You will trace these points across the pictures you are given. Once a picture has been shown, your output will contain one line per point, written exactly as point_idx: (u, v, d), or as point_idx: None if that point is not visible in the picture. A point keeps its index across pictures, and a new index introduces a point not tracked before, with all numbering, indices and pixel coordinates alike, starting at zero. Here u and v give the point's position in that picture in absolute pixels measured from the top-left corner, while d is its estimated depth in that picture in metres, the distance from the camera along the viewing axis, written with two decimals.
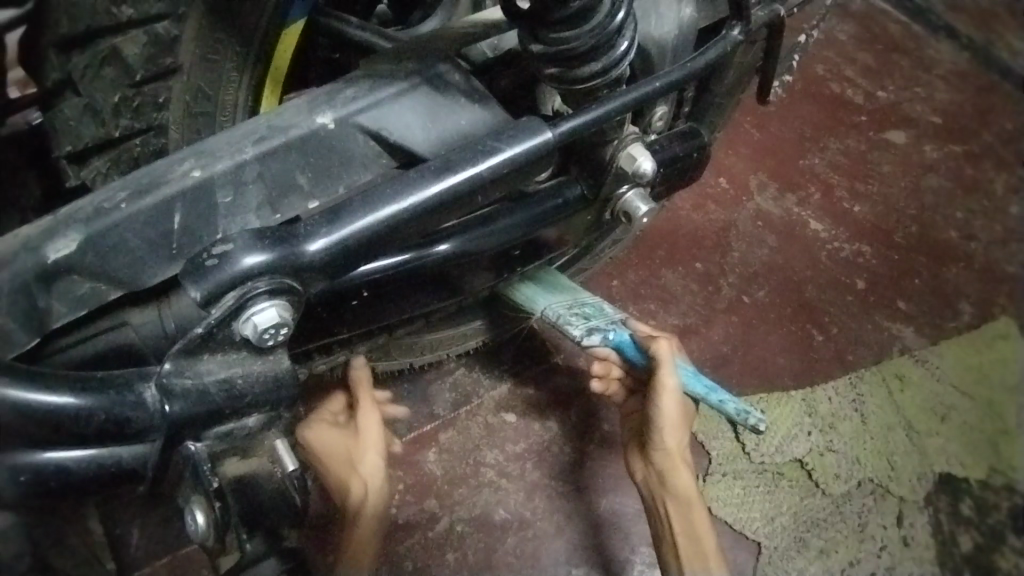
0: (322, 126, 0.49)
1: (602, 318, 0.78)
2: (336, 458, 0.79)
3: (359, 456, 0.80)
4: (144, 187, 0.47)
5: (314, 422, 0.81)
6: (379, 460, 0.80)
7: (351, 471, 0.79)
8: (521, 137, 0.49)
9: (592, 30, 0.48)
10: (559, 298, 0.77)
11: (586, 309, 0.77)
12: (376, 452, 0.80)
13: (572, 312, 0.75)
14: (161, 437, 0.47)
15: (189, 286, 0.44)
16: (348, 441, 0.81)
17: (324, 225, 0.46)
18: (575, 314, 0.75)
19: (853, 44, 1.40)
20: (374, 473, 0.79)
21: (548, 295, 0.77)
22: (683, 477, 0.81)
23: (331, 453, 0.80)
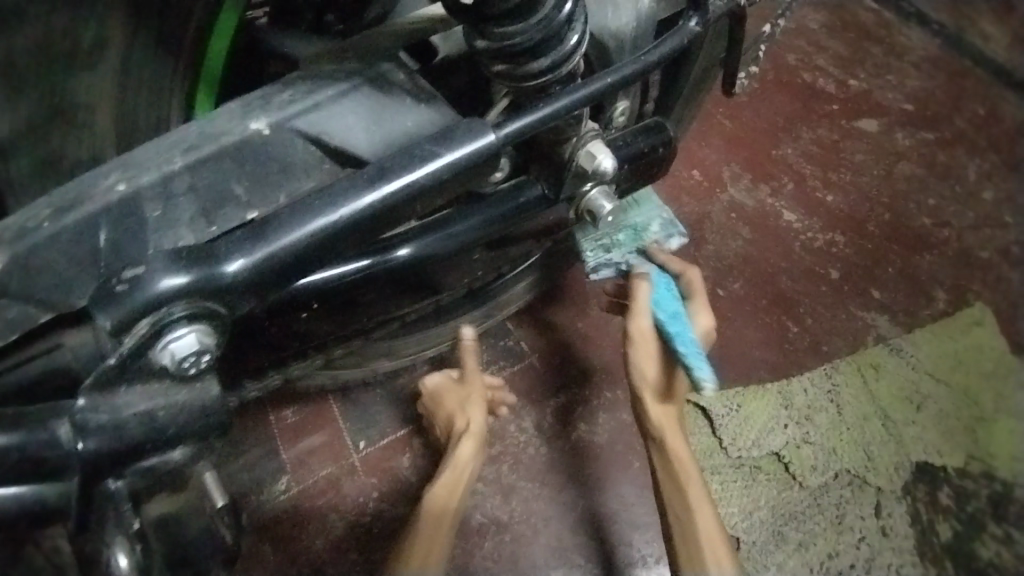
0: (256, 132, 0.46)
1: (628, 247, 0.83)
2: (440, 406, 0.88)
3: (461, 401, 0.87)
4: (68, 203, 0.44)
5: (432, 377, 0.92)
6: (478, 406, 0.87)
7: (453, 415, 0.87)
8: (463, 139, 0.47)
9: (538, 24, 0.46)
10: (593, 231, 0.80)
11: (620, 238, 0.82)
12: (477, 401, 0.87)
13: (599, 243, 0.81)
14: (78, 476, 0.44)
15: (98, 314, 0.41)
16: (455, 390, 0.89)
17: (247, 242, 0.44)
18: (598, 242, 0.80)
19: (824, 32, 1.39)
20: (473, 417, 0.86)
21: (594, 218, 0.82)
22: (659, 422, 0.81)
23: (440, 399, 0.89)
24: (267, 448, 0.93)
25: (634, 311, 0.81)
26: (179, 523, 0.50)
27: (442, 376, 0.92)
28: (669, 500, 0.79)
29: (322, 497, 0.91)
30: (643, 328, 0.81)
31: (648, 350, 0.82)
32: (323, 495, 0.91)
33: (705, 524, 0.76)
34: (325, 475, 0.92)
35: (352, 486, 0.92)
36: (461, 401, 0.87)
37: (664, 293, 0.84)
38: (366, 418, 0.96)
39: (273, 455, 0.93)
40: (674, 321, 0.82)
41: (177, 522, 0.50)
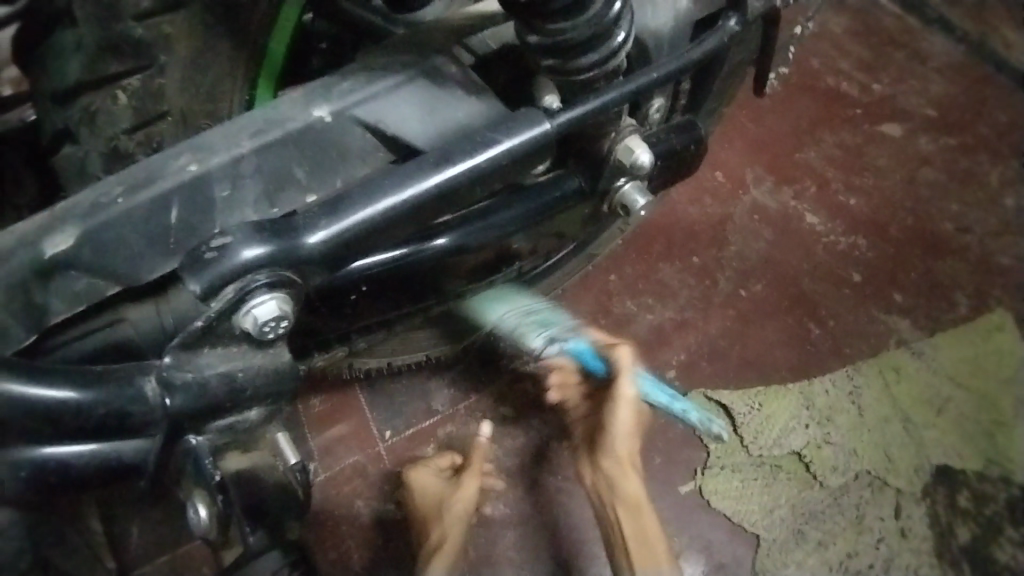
0: (319, 120, 0.49)
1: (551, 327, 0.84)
2: (425, 506, 0.86)
3: (447, 509, 0.84)
4: (140, 182, 0.47)
5: (422, 466, 0.89)
6: (460, 518, 0.83)
7: (434, 523, 0.84)
8: (519, 128, 0.49)
9: (589, 21, 0.48)
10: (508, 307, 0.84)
11: (535, 320, 0.85)
12: (463, 509, 0.84)
13: (526, 318, 0.84)
14: (162, 430, 0.47)
15: (189, 280, 0.43)
16: (443, 493, 0.86)
17: (323, 216, 0.46)
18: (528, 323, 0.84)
19: (847, 37, 1.40)
20: (452, 528, 0.83)
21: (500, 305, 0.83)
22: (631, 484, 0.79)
23: (423, 499, 0.86)
24: (296, 434, 0.96)
25: (625, 375, 0.78)
26: (255, 478, 0.52)
27: (431, 470, 0.89)
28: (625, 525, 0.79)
29: (348, 485, 0.93)
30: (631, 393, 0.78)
31: (629, 413, 0.79)
32: (349, 483, 0.94)
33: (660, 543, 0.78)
34: (352, 463, 0.95)
35: (378, 475, 0.94)
36: (444, 509, 0.84)
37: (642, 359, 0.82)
38: (393, 408, 0.98)
39: (302, 441, 0.95)
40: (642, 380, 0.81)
41: (253, 477, 0.53)
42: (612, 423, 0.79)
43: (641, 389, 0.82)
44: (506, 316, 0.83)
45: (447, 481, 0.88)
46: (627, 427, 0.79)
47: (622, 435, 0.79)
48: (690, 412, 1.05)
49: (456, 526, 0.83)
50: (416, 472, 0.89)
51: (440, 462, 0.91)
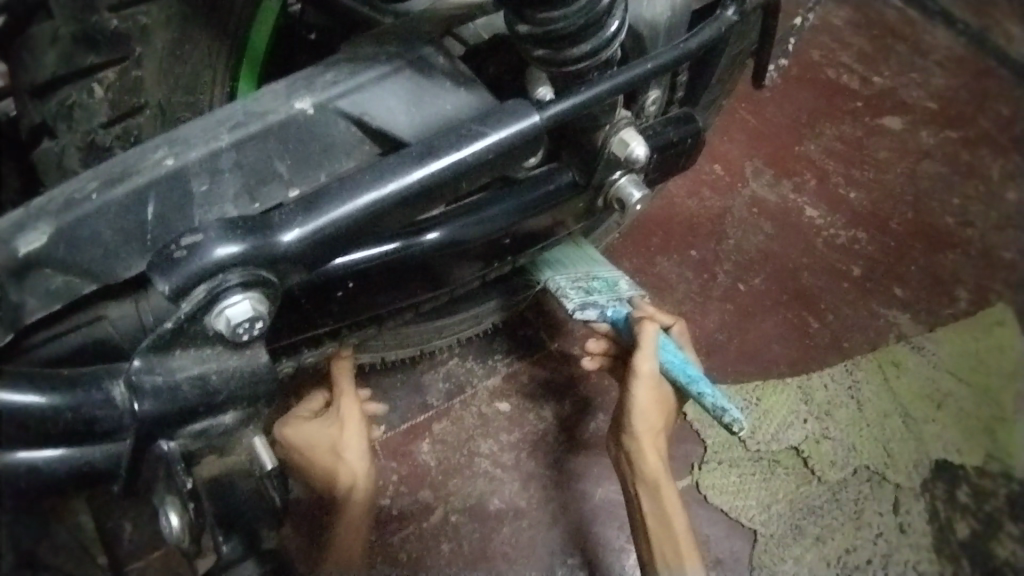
0: (301, 111, 0.47)
1: (607, 294, 0.79)
2: (315, 454, 0.80)
3: (345, 447, 0.81)
4: (116, 176, 0.45)
5: (291, 420, 0.82)
6: (361, 449, 0.82)
7: (337, 465, 0.81)
8: (505, 121, 0.48)
9: (580, 11, 0.46)
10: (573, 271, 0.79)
11: (594, 285, 0.79)
12: (357, 442, 0.81)
13: (575, 286, 0.77)
14: (132, 436, 0.46)
15: (157, 280, 0.42)
16: (329, 434, 0.81)
17: (301, 214, 0.45)
18: (576, 287, 0.77)
19: (849, 29, 1.38)
20: (358, 462, 0.81)
21: (562, 267, 0.80)
22: (650, 463, 0.80)
23: (309, 449, 0.80)
24: None
25: (641, 351, 0.76)
26: (228, 484, 0.52)
27: (303, 418, 0.83)
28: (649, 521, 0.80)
29: None
30: (650, 371, 0.76)
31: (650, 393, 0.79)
32: None
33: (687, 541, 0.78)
34: None
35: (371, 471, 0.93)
36: (341, 448, 0.81)
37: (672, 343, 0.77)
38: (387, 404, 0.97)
39: None
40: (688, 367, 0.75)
41: (228, 484, 0.52)
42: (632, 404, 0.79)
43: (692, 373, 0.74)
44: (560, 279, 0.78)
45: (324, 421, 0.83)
46: (652, 410, 0.80)
47: (645, 422, 0.80)
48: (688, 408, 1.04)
49: (362, 461, 0.81)
50: (286, 428, 0.82)
51: (307, 406, 0.84)
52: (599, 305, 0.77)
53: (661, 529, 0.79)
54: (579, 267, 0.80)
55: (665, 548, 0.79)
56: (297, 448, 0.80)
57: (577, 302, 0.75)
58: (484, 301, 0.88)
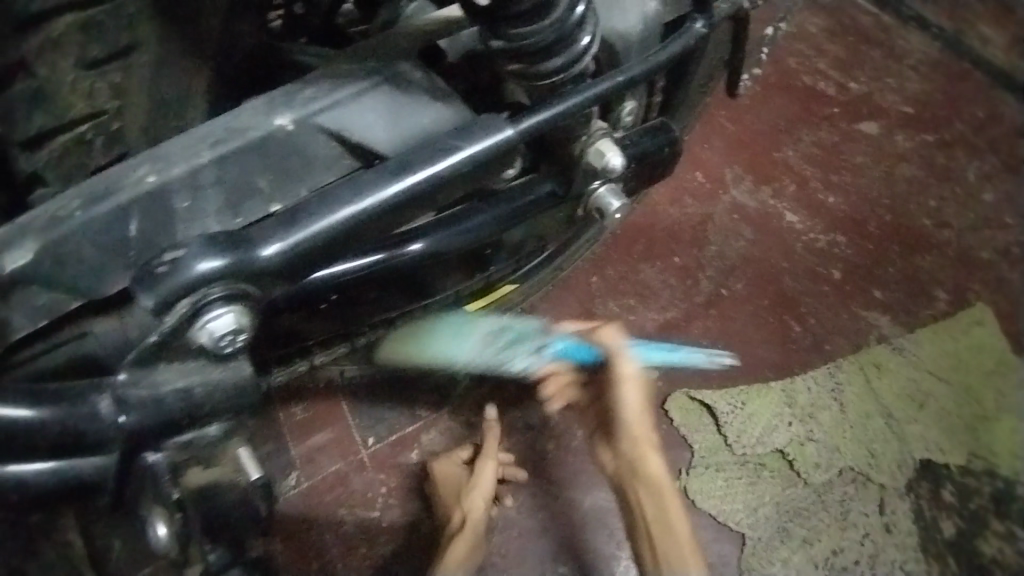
0: (281, 128, 0.48)
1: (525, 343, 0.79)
2: (445, 490, 0.89)
3: (464, 495, 0.87)
4: (98, 194, 0.46)
5: (443, 457, 0.93)
6: (479, 504, 0.86)
7: (453, 507, 0.87)
8: (481, 134, 0.49)
9: (552, 24, 0.47)
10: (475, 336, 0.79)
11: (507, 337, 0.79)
12: (481, 495, 0.87)
13: (500, 346, 0.79)
14: (118, 448, 0.47)
15: (140, 295, 0.42)
16: (464, 481, 0.90)
17: (280, 228, 0.46)
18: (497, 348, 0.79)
19: (824, 36, 1.41)
20: (472, 512, 0.86)
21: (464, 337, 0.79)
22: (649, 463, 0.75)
23: (442, 486, 0.90)
24: (275, 445, 0.95)
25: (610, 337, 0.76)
26: (214, 493, 0.51)
27: (451, 459, 0.92)
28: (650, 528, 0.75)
29: (330, 494, 0.92)
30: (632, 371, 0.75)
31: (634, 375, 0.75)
32: (332, 491, 0.93)
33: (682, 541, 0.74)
34: (335, 470, 0.94)
35: (360, 484, 0.93)
36: (463, 495, 0.87)
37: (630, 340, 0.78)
38: (376, 416, 0.97)
39: (282, 451, 0.94)
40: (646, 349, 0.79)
41: (212, 491, 0.51)
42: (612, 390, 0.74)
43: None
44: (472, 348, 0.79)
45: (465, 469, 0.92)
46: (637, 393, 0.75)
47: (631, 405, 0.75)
48: (673, 411, 1.05)
49: (476, 512, 0.86)
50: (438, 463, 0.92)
51: (459, 452, 0.94)
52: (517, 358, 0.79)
53: (659, 530, 0.74)
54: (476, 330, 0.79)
55: (658, 550, 0.74)
56: (437, 483, 0.90)
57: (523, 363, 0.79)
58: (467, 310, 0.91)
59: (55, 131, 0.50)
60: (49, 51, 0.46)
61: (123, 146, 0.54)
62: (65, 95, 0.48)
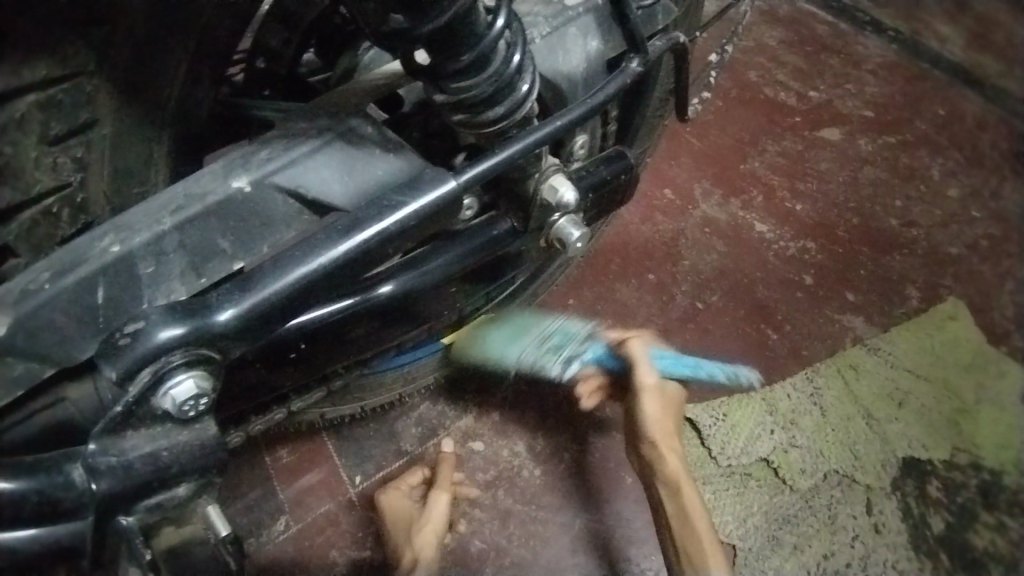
0: (238, 190, 0.50)
1: (571, 345, 1.00)
2: (395, 526, 0.89)
3: (417, 532, 0.88)
4: (66, 266, 0.47)
5: (391, 488, 0.92)
6: (431, 539, 0.88)
7: (403, 546, 0.88)
8: (426, 188, 0.51)
9: (490, 77, 0.50)
10: (529, 338, 0.99)
11: (554, 339, 1.00)
12: (432, 533, 0.89)
13: (546, 351, 0.99)
14: (92, 515, 0.47)
15: (105, 367, 0.45)
16: (415, 514, 0.90)
17: (235, 294, 0.48)
18: (548, 350, 0.99)
19: (782, 48, 1.45)
20: (425, 549, 0.88)
21: (591, 250, 0.87)
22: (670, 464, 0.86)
23: (391, 519, 0.89)
24: (263, 490, 0.95)
25: (637, 368, 0.89)
26: (186, 551, 0.52)
27: (400, 492, 0.92)
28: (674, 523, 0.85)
29: (320, 535, 0.93)
30: (652, 380, 0.89)
31: (658, 393, 0.89)
32: (321, 533, 0.93)
33: (707, 539, 0.82)
34: (324, 512, 0.94)
35: (350, 522, 0.94)
36: (415, 532, 0.88)
37: (664, 356, 0.95)
38: (362, 454, 0.98)
39: (270, 495, 0.94)
40: (675, 363, 0.95)
41: (184, 551, 0.52)
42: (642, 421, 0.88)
43: (672, 369, 0.95)
44: (526, 351, 0.99)
45: (413, 503, 0.92)
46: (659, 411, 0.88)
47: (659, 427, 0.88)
48: None
49: (428, 552, 0.87)
50: (386, 495, 0.92)
51: (410, 480, 0.94)
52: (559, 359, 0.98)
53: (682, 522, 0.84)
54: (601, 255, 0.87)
55: (685, 547, 0.83)
56: (386, 517, 0.90)
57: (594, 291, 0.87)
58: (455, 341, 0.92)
59: (23, 206, 0.51)
60: (13, 129, 0.48)
61: (88, 217, 0.55)
62: (31, 172, 0.50)
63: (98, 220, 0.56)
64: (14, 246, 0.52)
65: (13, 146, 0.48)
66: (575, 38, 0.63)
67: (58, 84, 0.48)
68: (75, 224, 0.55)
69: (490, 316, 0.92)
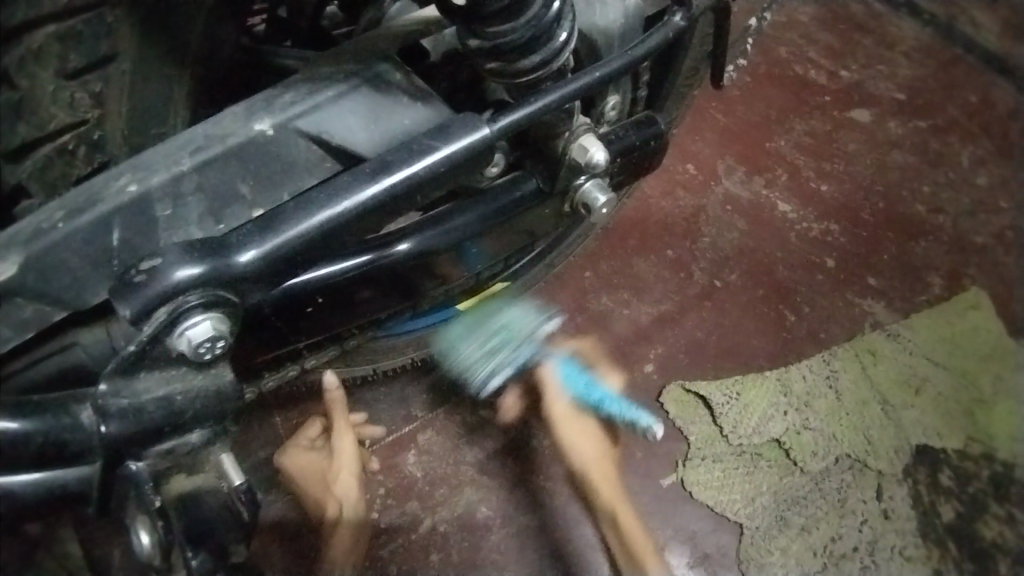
0: (260, 133, 0.49)
1: (510, 347, 0.88)
2: (310, 485, 0.87)
3: (334, 480, 0.86)
4: (81, 204, 0.46)
5: (291, 449, 0.89)
6: (351, 482, 0.86)
7: (326, 497, 0.86)
8: (455, 134, 0.49)
9: (528, 22, 0.48)
10: (473, 334, 0.88)
11: (497, 342, 0.87)
12: (348, 474, 0.86)
13: (482, 351, 0.87)
14: (102, 459, 0.47)
15: (118, 305, 0.43)
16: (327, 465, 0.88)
17: (256, 235, 0.46)
18: (485, 350, 0.87)
19: (814, 25, 1.41)
20: (348, 495, 0.85)
21: (463, 336, 0.88)
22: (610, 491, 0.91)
23: (304, 483, 0.87)
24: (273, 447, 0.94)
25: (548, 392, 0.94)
26: (196, 498, 0.51)
27: (303, 449, 0.89)
28: (610, 537, 0.89)
29: None
30: (562, 407, 0.93)
31: (580, 430, 0.93)
32: None
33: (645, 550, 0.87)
34: None
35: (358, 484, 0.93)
36: (330, 482, 0.86)
37: (573, 372, 0.96)
38: (372, 417, 0.97)
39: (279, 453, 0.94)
40: (593, 389, 0.96)
41: (194, 496, 0.51)
42: (574, 452, 0.92)
43: (600, 395, 0.96)
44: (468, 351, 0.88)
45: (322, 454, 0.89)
46: (591, 448, 0.92)
47: (597, 469, 0.92)
48: (670, 404, 1.04)
49: (351, 494, 0.85)
50: (287, 456, 0.88)
51: (308, 434, 0.90)
52: (501, 364, 0.88)
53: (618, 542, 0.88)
54: (477, 327, 0.87)
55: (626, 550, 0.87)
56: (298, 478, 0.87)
57: (482, 372, 0.88)
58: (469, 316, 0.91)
59: (39, 143, 0.49)
60: (30, 63, 0.46)
61: (103, 156, 0.53)
62: (48, 106, 0.48)
63: (113, 161, 0.54)
64: (28, 186, 0.50)
65: (29, 80, 0.46)
66: None
67: (78, 14, 0.46)
68: (89, 164, 0.53)
69: (504, 284, 0.90)
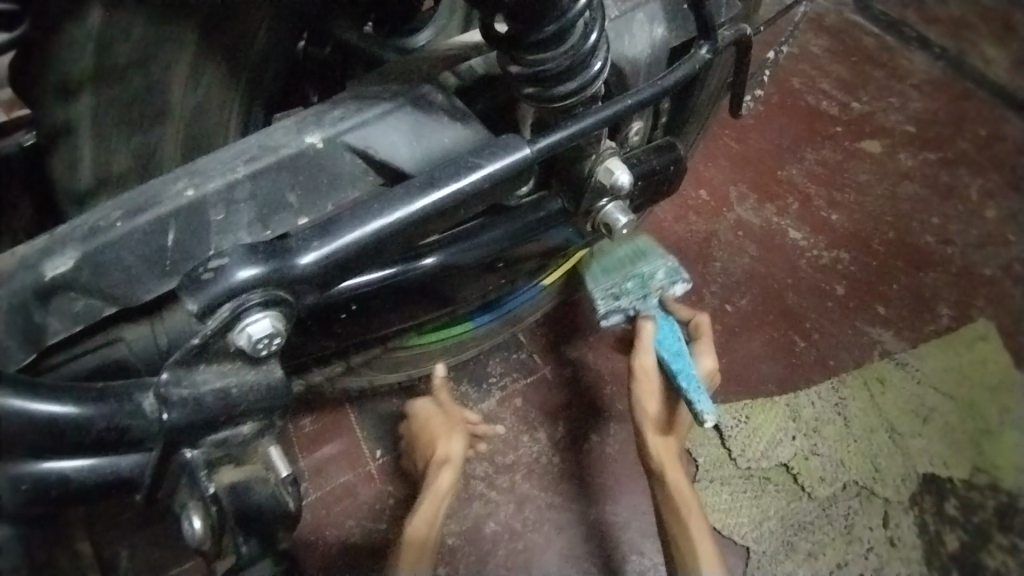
0: (311, 145, 0.52)
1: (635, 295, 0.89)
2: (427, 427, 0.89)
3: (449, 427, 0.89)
4: (141, 205, 0.49)
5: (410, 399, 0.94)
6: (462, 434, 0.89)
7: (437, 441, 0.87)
8: (499, 153, 0.52)
9: (567, 51, 0.51)
10: (617, 272, 0.89)
11: (628, 286, 0.89)
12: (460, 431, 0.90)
13: (612, 290, 0.88)
14: (158, 446, 0.50)
15: (187, 299, 0.46)
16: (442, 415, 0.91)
17: (314, 239, 0.49)
18: (615, 294, 0.88)
19: (827, 57, 1.44)
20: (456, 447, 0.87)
21: (604, 272, 0.89)
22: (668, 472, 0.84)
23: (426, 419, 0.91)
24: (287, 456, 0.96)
25: (638, 348, 0.88)
26: (247, 488, 0.53)
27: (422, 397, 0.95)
28: (665, 510, 0.84)
29: (338, 506, 0.94)
30: (648, 364, 0.88)
31: (648, 388, 0.88)
32: (339, 503, 0.94)
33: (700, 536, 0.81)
34: (342, 483, 0.95)
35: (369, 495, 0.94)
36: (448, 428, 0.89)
37: (670, 336, 0.90)
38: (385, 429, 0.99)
39: (292, 461, 0.96)
40: (679, 358, 0.88)
41: (246, 490, 0.53)
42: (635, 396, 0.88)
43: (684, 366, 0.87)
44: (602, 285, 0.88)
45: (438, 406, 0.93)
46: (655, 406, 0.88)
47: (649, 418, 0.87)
48: None
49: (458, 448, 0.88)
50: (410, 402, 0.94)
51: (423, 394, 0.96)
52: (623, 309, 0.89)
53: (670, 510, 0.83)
54: (618, 271, 0.89)
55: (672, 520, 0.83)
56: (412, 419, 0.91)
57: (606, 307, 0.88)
58: (481, 324, 0.93)
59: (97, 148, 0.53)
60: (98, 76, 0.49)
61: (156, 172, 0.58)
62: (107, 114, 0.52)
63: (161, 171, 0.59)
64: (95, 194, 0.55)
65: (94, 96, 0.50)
66: (641, 24, 0.64)
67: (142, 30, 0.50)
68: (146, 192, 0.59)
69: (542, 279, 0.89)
